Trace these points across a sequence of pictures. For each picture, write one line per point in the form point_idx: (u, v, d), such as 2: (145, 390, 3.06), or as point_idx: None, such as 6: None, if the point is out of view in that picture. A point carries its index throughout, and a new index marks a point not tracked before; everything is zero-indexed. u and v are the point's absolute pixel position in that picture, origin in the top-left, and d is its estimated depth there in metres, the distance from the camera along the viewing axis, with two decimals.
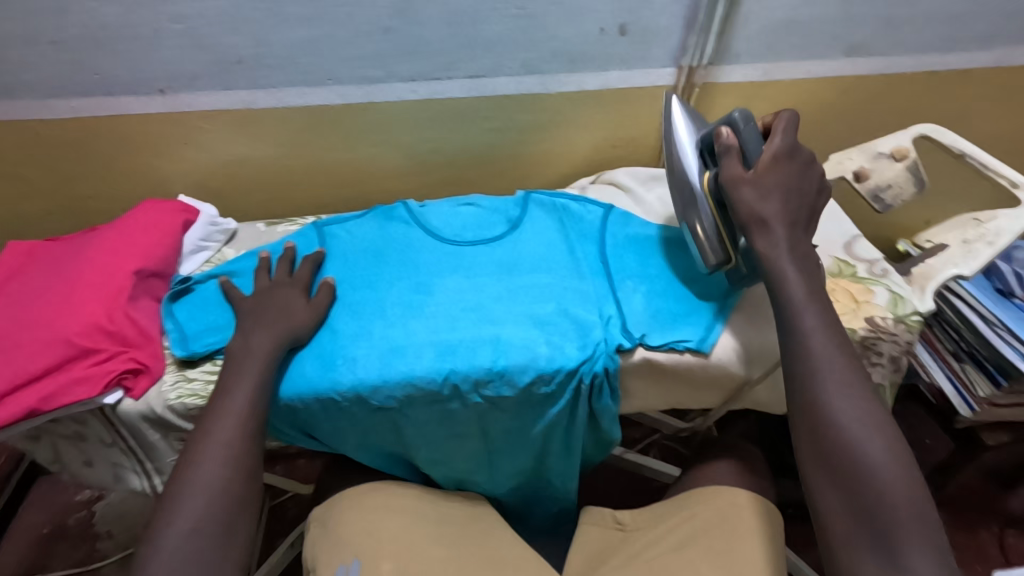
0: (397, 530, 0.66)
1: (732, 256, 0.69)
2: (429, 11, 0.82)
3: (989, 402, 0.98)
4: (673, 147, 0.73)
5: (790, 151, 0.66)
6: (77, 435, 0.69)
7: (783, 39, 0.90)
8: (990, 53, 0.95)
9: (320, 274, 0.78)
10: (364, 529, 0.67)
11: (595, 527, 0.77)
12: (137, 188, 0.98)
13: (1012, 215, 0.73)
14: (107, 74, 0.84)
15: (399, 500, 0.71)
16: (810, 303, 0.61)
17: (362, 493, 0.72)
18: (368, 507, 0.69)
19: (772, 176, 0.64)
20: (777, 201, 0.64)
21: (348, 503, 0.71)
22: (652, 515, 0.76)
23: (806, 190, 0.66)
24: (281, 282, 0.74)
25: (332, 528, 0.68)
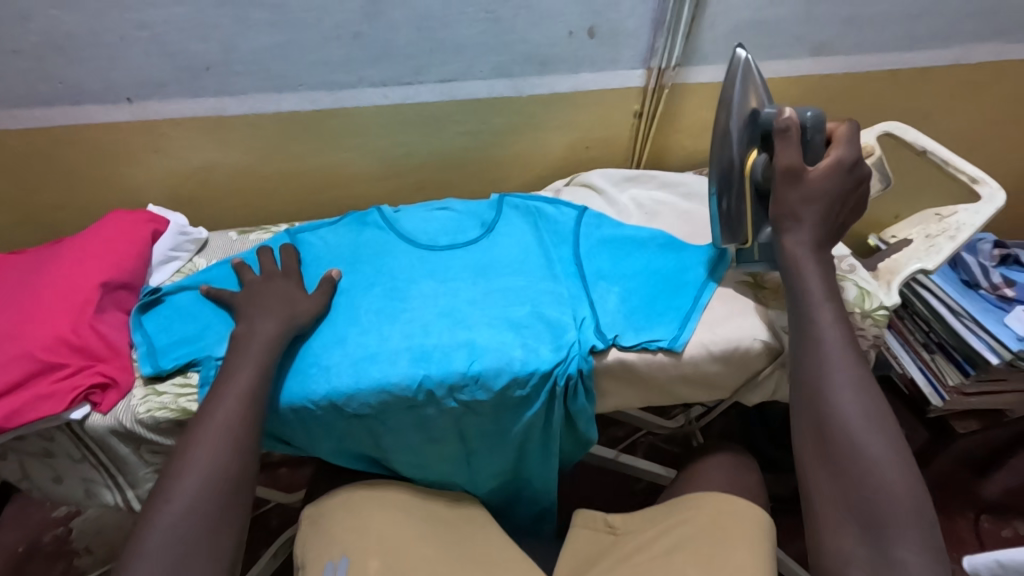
0: (388, 526, 0.65)
1: (748, 238, 0.72)
2: (399, 15, 0.82)
3: (959, 392, 0.99)
4: (728, 113, 0.69)
5: (849, 163, 0.64)
6: (44, 451, 0.68)
7: (750, 40, 0.92)
8: (950, 51, 0.98)
9: (306, 270, 0.79)
10: (353, 527, 0.66)
11: (585, 528, 0.74)
12: (106, 199, 0.97)
13: (971, 209, 0.76)
14: (71, 83, 0.82)
15: (390, 497, 0.70)
16: (819, 295, 0.61)
17: (352, 491, 0.71)
18: (357, 506, 0.68)
19: (819, 183, 0.63)
20: (819, 207, 0.63)
21: (337, 502, 0.69)
22: (644, 518, 0.73)
23: (849, 204, 0.65)
24: (272, 275, 0.74)
25: (324, 526, 0.67)
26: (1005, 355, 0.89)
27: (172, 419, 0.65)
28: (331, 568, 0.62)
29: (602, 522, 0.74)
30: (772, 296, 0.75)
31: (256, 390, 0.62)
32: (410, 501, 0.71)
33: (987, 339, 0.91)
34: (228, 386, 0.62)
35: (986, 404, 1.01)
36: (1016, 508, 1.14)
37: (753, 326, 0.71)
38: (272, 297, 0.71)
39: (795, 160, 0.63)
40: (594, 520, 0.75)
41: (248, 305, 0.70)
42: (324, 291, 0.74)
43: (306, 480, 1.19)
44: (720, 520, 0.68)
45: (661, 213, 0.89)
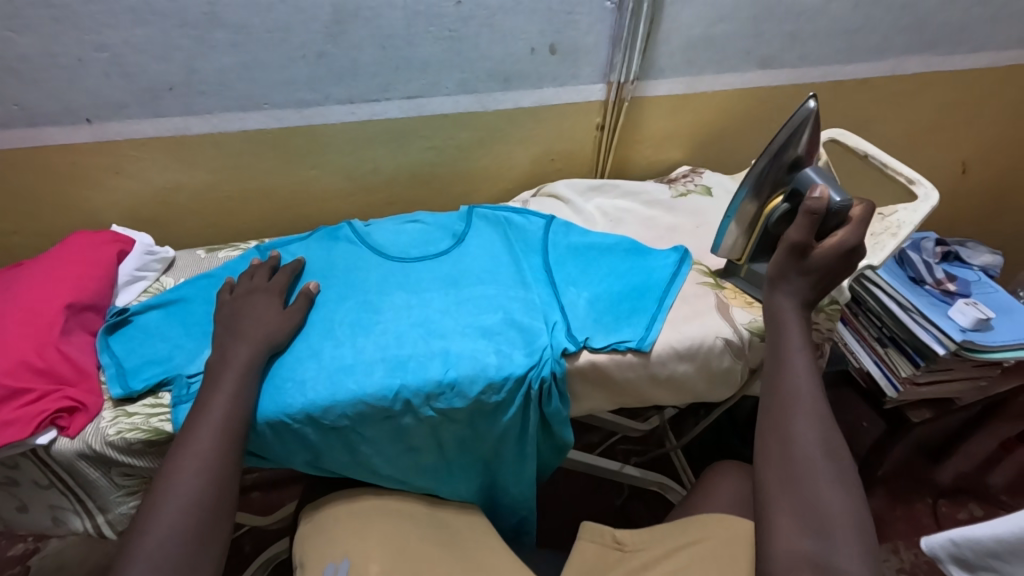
0: (388, 531, 0.65)
1: (743, 258, 0.79)
2: (363, 33, 0.83)
3: (911, 382, 1.03)
4: (773, 151, 0.71)
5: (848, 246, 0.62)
6: (8, 480, 0.66)
7: (701, 55, 0.97)
8: (885, 63, 1.05)
9: (300, 282, 0.80)
10: (355, 531, 0.65)
11: (592, 543, 0.69)
12: (65, 222, 0.95)
13: (910, 209, 0.80)
14: (27, 105, 0.81)
15: (391, 506, 0.70)
16: (783, 306, 0.63)
17: (354, 496, 0.71)
18: (358, 513, 0.68)
19: (814, 252, 0.62)
20: (811, 270, 0.63)
21: (337, 509, 0.69)
22: (652, 534, 0.68)
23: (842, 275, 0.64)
24: (259, 287, 0.75)
25: (325, 526, 0.66)
26: (951, 347, 0.94)
27: (144, 440, 0.64)
28: (331, 569, 0.61)
29: (609, 536, 0.69)
30: (733, 295, 0.79)
31: (230, 408, 0.61)
32: (411, 510, 0.71)
33: (934, 332, 0.97)
34: (201, 403, 0.62)
35: (937, 393, 1.05)
36: (969, 491, 1.20)
37: (716, 324, 0.74)
38: (244, 313, 0.71)
39: (801, 237, 0.62)
40: (599, 535, 0.70)
41: (228, 323, 0.70)
42: (297, 307, 0.74)
43: (280, 502, 1.17)
44: (735, 538, 0.63)
45: (626, 220, 0.93)
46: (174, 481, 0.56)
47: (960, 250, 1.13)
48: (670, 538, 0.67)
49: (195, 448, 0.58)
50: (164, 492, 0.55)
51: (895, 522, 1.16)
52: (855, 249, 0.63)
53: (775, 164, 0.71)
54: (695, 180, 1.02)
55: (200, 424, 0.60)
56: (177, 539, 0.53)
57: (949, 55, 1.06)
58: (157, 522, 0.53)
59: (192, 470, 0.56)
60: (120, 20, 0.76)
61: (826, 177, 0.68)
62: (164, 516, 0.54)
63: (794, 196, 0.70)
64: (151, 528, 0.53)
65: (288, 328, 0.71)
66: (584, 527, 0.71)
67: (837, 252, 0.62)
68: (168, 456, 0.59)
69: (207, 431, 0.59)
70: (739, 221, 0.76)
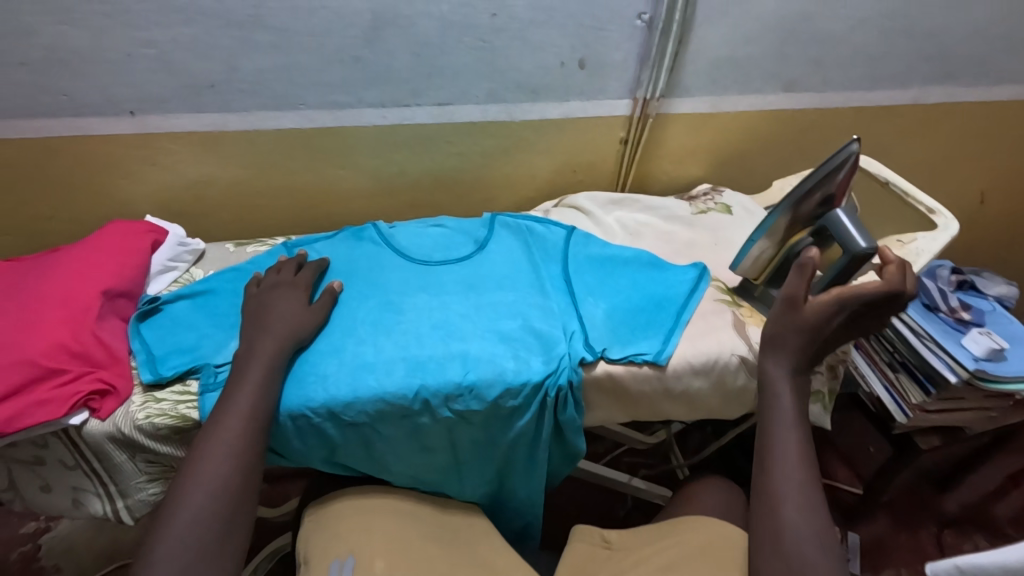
0: (392, 527, 0.67)
1: (760, 274, 0.81)
2: (398, 41, 0.86)
3: (921, 409, 1.03)
4: (812, 184, 0.70)
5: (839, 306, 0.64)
6: (36, 459, 0.68)
7: (726, 76, 0.98)
8: (908, 91, 1.06)
9: (323, 279, 0.82)
10: (360, 526, 0.67)
11: (581, 544, 0.71)
12: (100, 209, 0.97)
13: (929, 238, 0.81)
14: (74, 96, 0.84)
15: (396, 504, 0.72)
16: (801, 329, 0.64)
17: (359, 494, 0.73)
18: (361, 509, 0.70)
19: (795, 292, 0.65)
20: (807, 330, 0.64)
21: (341, 507, 0.71)
22: (636, 537, 0.70)
23: (830, 340, 0.66)
24: (284, 280, 0.77)
25: (330, 525, 0.68)
26: (963, 374, 0.95)
27: (171, 426, 0.66)
28: (336, 565, 0.62)
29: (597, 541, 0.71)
30: (749, 313, 0.80)
31: (258, 398, 0.63)
32: (414, 509, 0.73)
33: (946, 359, 0.97)
34: (229, 391, 0.64)
35: (946, 421, 1.05)
36: (973, 521, 1.20)
37: (732, 341, 0.75)
38: (270, 306, 0.73)
39: (795, 290, 0.65)
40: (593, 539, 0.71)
41: (254, 317, 0.71)
42: (321, 304, 0.75)
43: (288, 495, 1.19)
44: (716, 542, 0.64)
45: (645, 235, 0.94)
46: (203, 465, 0.58)
47: (976, 280, 1.13)
48: (654, 540, 0.68)
49: (223, 435, 0.60)
50: (194, 475, 0.58)
51: (899, 549, 1.15)
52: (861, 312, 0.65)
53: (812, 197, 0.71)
54: (715, 198, 1.03)
55: (229, 412, 0.62)
56: (204, 521, 0.55)
57: (972, 87, 1.07)
58: (187, 504, 0.56)
59: (221, 456, 0.59)
60: (168, 19, 0.79)
61: (856, 221, 0.69)
62: (193, 500, 0.56)
63: (822, 233, 0.72)
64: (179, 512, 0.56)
65: (313, 323, 0.73)
66: (573, 538, 0.72)
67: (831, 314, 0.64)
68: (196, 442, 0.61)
69: (236, 419, 0.61)
70: (765, 245, 0.77)
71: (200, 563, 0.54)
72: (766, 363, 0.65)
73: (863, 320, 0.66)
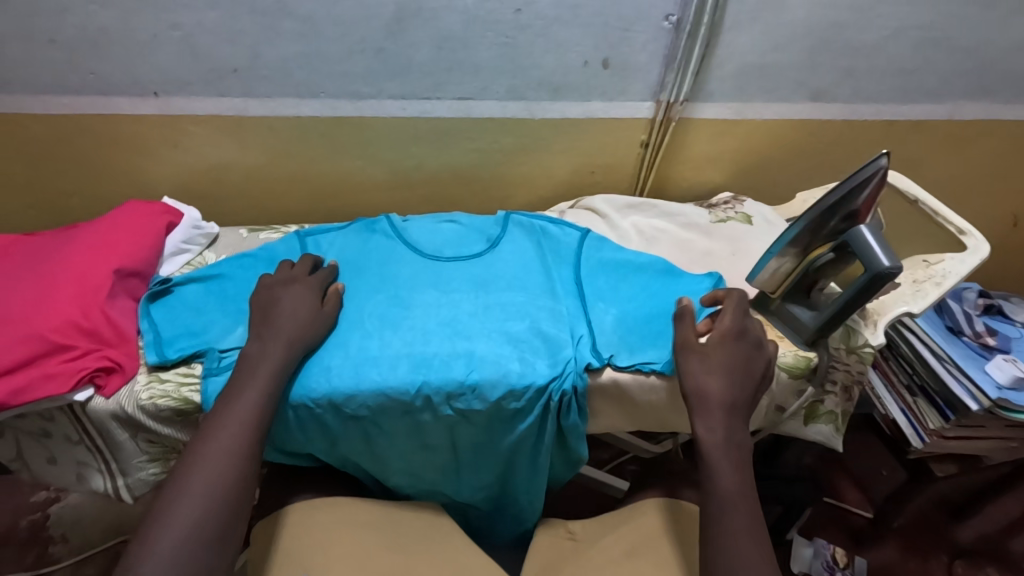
0: (352, 543, 0.71)
1: (776, 288, 0.79)
2: (421, 34, 0.85)
3: (938, 435, 0.99)
4: (836, 200, 0.67)
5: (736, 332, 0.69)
6: (42, 432, 0.69)
7: (752, 83, 0.96)
8: (943, 106, 1.02)
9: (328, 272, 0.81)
10: (319, 546, 0.71)
11: (549, 537, 0.79)
12: (121, 187, 0.98)
13: (957, 259, 0.78)
14: (102, 75, 0.85)
15: (350, 517, 0.74)
16: None
17: (310, 512, 0.74)
18: (317, 526, 0.73)
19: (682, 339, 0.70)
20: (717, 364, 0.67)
21: (298, 519, 0.73)
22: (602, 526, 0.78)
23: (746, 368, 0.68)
24: (298, 276, 0.75)
25: (292, 539, 0.71)
26: (985, 402, 0.91)
27: (174, 408, 0.67)
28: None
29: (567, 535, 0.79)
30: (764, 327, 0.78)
31: (267, 386, 0.64)
32: (369, 519, 0.74)
33: (968, 386, 0.93)
34: (236, 379, 0.64)
35: (964, 448, 1.01)
36: (988, 554, 1.16)
37: None
38: (279, 302, 0.71)
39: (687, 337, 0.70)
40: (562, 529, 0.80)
41: (265, 313, 0.70)
42: (332, 303, 0.74)
43: None
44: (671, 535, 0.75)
45: (662, 242, 0.93)
46: (211, 452, 0.59)
47: (1003, 303, 1.08)
48: (615, 528, 0.78)
49: (230, 423, 0.61)
50: (200, 461, 0.59)
51: None
52: (742, 330, 0.70)
53: (835, 214, 0.69)
54: (735, 207, 1.00)
55: (237, 401, 0.63)
56: (207, 508, 0.57)
57: (1010, 104, 1.03)
58: (193, 490, 0.57)
59: (227, 444, 0.60)
60: (195, 2, 0.79)
61: (881, 239, 0.66)
62: (198, 487, 0.57)
63: (842, 250, 0.69)
64: (184, 498, 0.57)
65: (321, 318, 0.72)
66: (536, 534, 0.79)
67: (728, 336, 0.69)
68: (203, 429, 0.62)
69: (243, 407, 0.62)
70: (785, 259, 0.75)
71: (201, 550, 0.55)
72: (698, 433, 0.65)
73: (756, 334, 0.70)
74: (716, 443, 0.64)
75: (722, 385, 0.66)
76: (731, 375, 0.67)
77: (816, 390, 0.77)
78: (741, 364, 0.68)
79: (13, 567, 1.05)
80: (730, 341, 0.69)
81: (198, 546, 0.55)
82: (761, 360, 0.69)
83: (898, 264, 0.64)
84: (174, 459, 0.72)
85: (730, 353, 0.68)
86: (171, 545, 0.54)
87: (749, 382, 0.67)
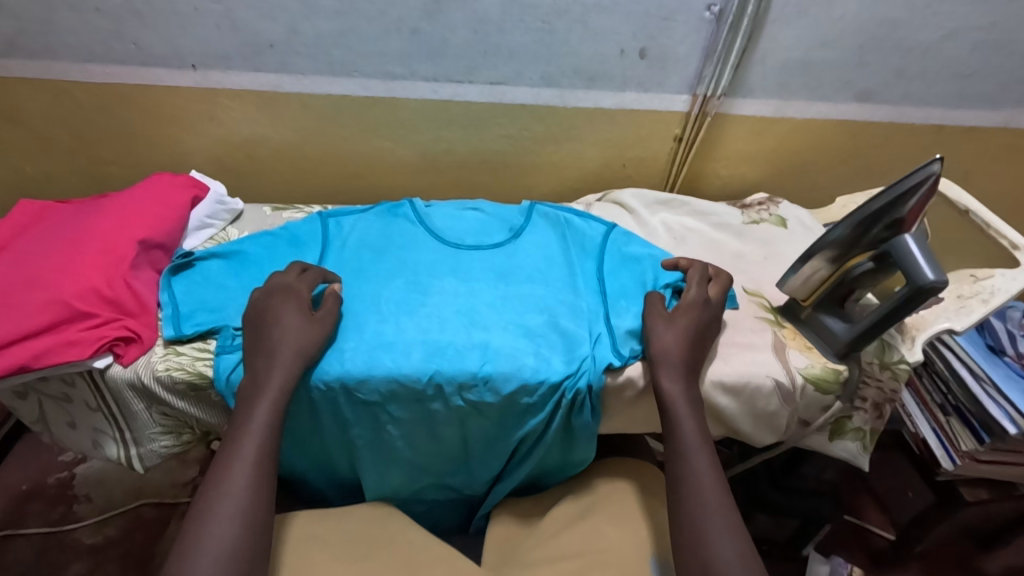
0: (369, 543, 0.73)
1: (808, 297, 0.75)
2: (458, 16, 0.83)
3: (971, 457, 0.95)
4: (879, 206, 0.63)
5: (702, 299, 0.72)
6: (63, 396, 0.71)
7: (796, 80, 0.91)
8: (998, 113, 0.96)
9: (332, 262, 0.79)
10: (319, 544, 0.72)
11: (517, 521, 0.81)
12: (156, 157, 1.00)
13: (1009, 275, 0.72)
14: (143, 45, 0.85)
15: (312, 527, 0.74)
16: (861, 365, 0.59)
17: (327, 519, 0.76)
18: (335, 528, 0.75)
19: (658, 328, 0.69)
20: (680, 335, 0.68)
21: (318, 523, 0.75)
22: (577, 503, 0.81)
23: (709, 329, 0.71)
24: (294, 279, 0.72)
25: (313, 534, 0.73)
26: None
27: (188, 381, 0.67)
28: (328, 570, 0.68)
29: (518, 517, 0.82)
30: (792, 336, 0.75)
31: (291, 364, 0.64)
32: (385, 523, 0.77)
33: (1008, 409, 0.87)
34: (261, 357, 0.65)
35: (997, 473, 0.97)
36: None
37: (769, 363, 0.71)
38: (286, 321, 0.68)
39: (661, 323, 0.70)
40: (513, 511, 0.83)
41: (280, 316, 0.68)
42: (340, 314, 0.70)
43: None
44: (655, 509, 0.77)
45: (690, 240, 0.90)
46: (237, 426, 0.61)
47: None
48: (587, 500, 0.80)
49: (255, 398, 0.63)
50: (236, 434, 0.61)
51: None
52: (707, 302, 0.72)
53: (876, 221, 0.65)
54: (770, 209, 0.96)
55: (263, 378, 0.64)
56: (243, 478, 0.59)
57: None
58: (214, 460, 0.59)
59: (259, 418, 0.62)
60: None
61: (926, 249, 0.62)
62: (237, 457, 0.60)
63: (884, 259, 0.65)
64: (226, 468, 0.60)
65: (320, 336, 0.67)
66: (493, 522, 0.82)
67: (694, 299, 0.72)
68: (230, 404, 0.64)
69: (270, 385, 0.63)
70: (818, 267, 0.71)
71: (237, 518, 0.57)
72: (662, 384, 0.66)
73: (717, 306, 0.73)
74: (678, 394, 0.66)
75: (683, 347, 0.68)
76: (693, 337, 0.69)
77: (844, 405, 0.73)
78: (704, 330, 0.70)
79: (38, 522, 1.08)
80: (694, 311, 0.71)
81: (234, 514, 0.57)
82: (716, 329, 0.72)
83: (943, 278, 0.60)
84: (187, 431, 0.74)
85: (688, 325, 0.69)
86: (215, 508, 0.57)
87: (706, 346, 0.70)
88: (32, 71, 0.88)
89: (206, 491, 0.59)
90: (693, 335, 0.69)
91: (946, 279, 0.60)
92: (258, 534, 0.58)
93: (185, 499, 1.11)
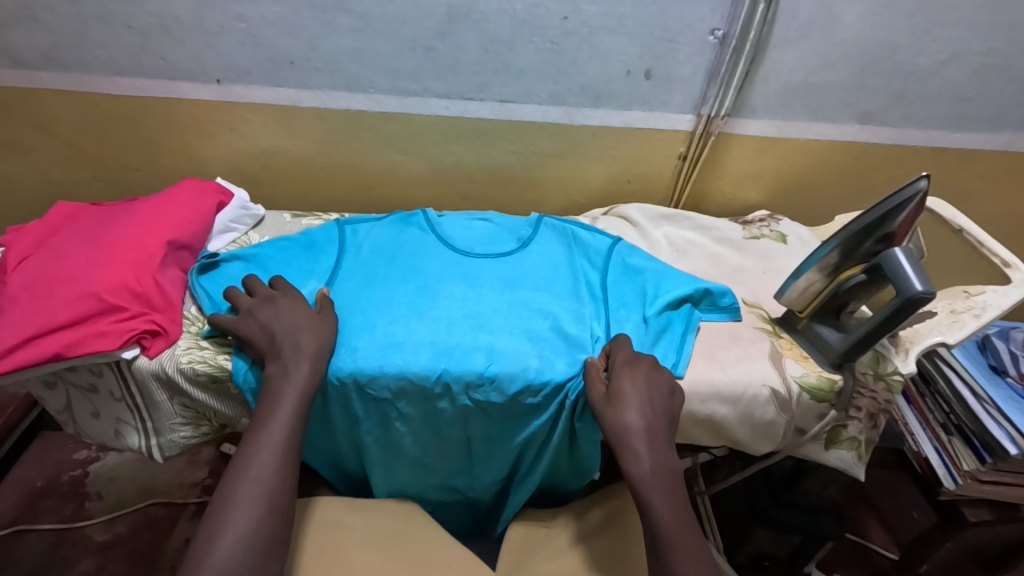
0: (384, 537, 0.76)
1: (805, 308, 0.77)
2: (470, 36, 0.88)
3: (973, 477, 0.95)
4: (870, 221, 0.66)
5: (632, 361, 0.69)
6: (90, 387, 0.74)
7: (796, 101, 0.95)
8: (997, 135, 0.99)
9: (344, 267, 0.83)
10: (337, 537, 0.74)
11: (532, 524, 0.83)
12: (179, 166, 1.05)
13: (1000, 292, 0.75)
14: (172, 61, 0.91)
15: (329, 517, 0.77)
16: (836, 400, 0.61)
17: (346, 508, 0.78)
18: (352, 519, 0.77)
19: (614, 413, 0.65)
20: (636, 409, 0.65)
21: (339, 513, 0.77)
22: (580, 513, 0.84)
23: (664, 397, 0.67)
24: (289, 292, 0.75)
25: (333, 524, 0.76)
26: None
27: (209, 374, 0.71)
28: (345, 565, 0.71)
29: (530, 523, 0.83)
30: (789, 346, 0.77)
31: (305, 360, 0.68)
32: (401, 518, 0.79)
33: (1008, 428, 0.87)
34: (279, 353, 0.68)
35: (998, 493, 0.97)
36: None
37: (766, 372, 0.73)
38: (302, 320, 0.71)
39: (620, 405, 0.65)
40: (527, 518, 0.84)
41: (294, 314, 0.71)
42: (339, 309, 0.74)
43: None
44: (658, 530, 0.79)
45: (691, 253, 0.93)
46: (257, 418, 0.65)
47: None
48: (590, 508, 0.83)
49: (272, 392, 0.66)
50: (256, 426, 0.64)
51: None
52: (638, 355, 0.69)
53: (868, 235, 0.67)
54: (771, 226, 0.98)
55: (278, 374, 0.67)
56: (260, 468, 0.62)
57: None
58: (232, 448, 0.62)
59: (278, 410, 0.65)
60: None
61: (916, 263, 0.64)
62: (257, 447, 0.63)
63: (875, 272, 0.67)
64: (248, 454, 0.63)
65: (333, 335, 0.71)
66: (511, 528, 0.83)
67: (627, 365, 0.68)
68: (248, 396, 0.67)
69: (286, 380, 0.66)
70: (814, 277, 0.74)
71: (258, 503, 0.60)
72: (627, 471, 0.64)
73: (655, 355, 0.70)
74: (653, 488, 0.63)
75: (642, 416, 0.65)
76: (652, 405, 0.66)
77: (839, 414, 0.75)
78: (655, 394, 0.67)
79: (51, 517, 1.11)
80: (634, 367, 0.68)
81: (255, 498, 0.60)
82: (668, 376, 0.69)
83: (932, 290, 0.62)
84: (205, 423, 0.77)
85: (638, 382, 0.67)
86: (234, 494, 0.60)
87: (662, 399, 0.67)
88: (66, 83, 0.94)
89: (227, 477, 0.62)
90: (650, 399, 0.66)
91: (932, 293, 0.62)
92: (276, 520, 0.60)
93: (194, 499, 1.14)
